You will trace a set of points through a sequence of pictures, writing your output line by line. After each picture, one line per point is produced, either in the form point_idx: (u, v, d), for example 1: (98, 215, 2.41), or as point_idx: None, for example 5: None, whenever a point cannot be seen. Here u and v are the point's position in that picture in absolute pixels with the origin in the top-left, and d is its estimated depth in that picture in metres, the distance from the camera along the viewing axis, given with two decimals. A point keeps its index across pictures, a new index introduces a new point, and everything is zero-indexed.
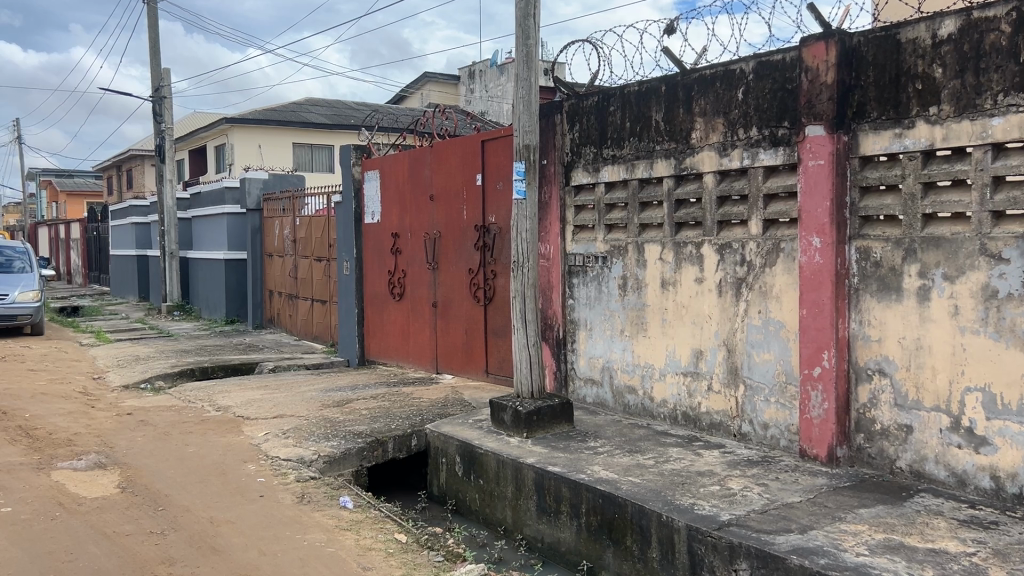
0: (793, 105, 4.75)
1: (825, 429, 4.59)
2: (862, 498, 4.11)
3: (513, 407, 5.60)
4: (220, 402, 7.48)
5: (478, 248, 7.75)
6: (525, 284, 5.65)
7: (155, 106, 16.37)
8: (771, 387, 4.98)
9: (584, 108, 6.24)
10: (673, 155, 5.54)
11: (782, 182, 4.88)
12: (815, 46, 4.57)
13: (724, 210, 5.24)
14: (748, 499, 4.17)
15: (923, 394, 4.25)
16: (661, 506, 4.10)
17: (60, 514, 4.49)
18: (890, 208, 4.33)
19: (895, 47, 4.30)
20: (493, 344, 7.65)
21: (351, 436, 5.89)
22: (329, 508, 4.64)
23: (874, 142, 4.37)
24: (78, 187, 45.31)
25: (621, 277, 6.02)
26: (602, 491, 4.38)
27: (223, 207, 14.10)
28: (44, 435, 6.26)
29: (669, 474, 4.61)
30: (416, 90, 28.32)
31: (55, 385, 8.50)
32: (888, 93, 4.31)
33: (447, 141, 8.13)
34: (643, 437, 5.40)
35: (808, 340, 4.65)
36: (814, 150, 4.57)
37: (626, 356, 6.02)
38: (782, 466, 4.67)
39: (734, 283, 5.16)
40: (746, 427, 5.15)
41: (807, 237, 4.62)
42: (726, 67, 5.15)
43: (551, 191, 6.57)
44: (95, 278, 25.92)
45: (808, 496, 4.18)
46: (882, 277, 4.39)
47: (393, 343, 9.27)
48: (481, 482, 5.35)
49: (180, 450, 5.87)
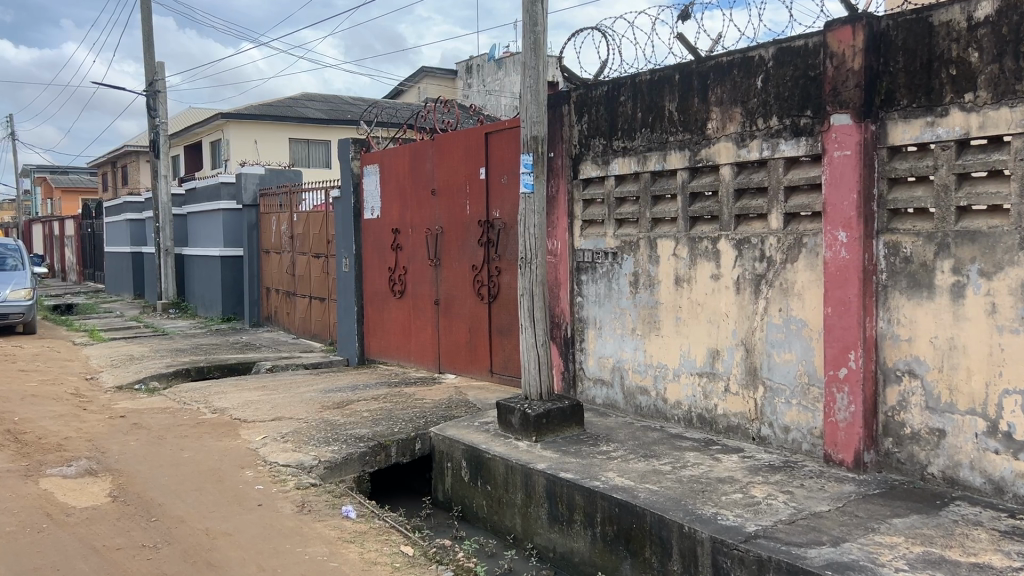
0: (817, 93, 4.52)
1: (852, 433, 4.38)
2: (896, 507, 3.89)
3: (522, 410, 5.37)
4: (216, 403, 7.24)
5: (482, 244, 7.51)
6: (534, 281, 5.41)
7: (148, 100, 16.09)
8: (793, 388, 4.77)
9: (592, 98, 6.02)
10: (688, 147, 5.31)
11: (804, 174, 4.65)
12: (841, 30, 4.35)
13: (742, 204, 5.01)
14: (774, 509, 3.95)
15: (957, 397, 4.04)
16: (683, 516, 3.88)
17: (48, 526, 4.26)
18: (921, 200, 4.11)
19: (927, 31, 4.07)
20: (498, 342, 7.43)
21: (354, 440, 5.66)
22: (330, 519, 4.41)
23: (904, 132, 4.15)
24: (72, 184, 44.94)
25: (632, 274, 5.80)
26: (619, 499, 4.16)
27: (219, 203, 13.79)
28: (33, 440, 6.03)
29: (688, 481, 4.39)
30: (413, 84, 28.02)
31: (46, 386, 8.26)
32: (919, 79, 4.09)
33: (448, 134, 7.90)
34: (658, 440, 5.19)
35: (834, 340, 4.43)
36: (840, 140, 4.35)
37: (636, 355, 5.81)
38: (806, 471, 4.46)
39: (753, 279, 4.94)
40: (766, 431, 4.94)
41: (832, 231, 4.40)
42: (744, 54, 4.93)
43: (559, 184, 6.36)
44: (89, 275, 25.66)
45: (838, 505, 3.96)
46: (913, 273, 4.17)
47: (394, 342, 9.05)
48: (489, 488, 5.13)
49: (174, 455, 5.64)
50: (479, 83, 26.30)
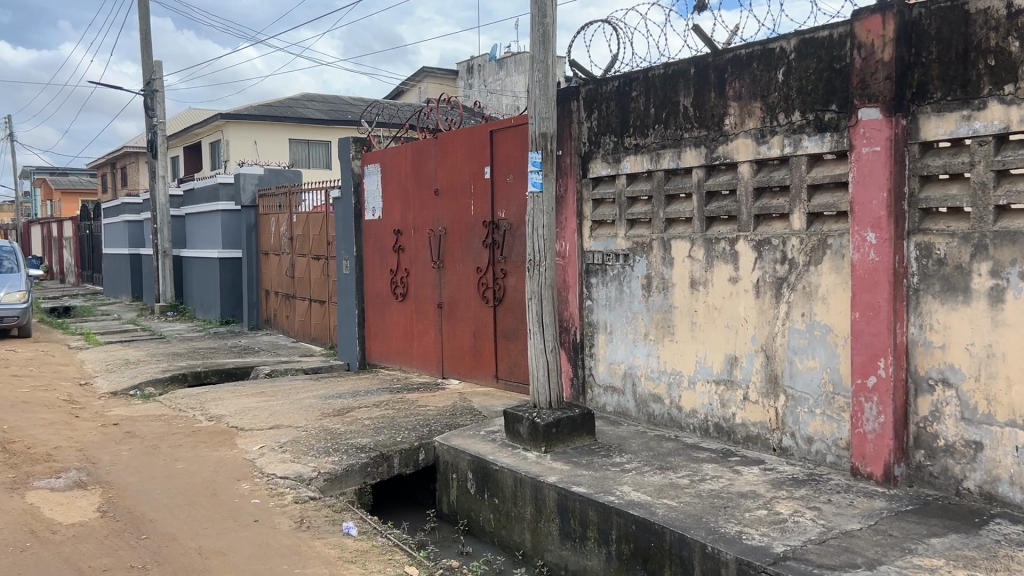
0: (843, 86, 4.29)
1: (881, 446, 4.15)
2: (932, 525, 3.66)
3: (529, 419, 5.14)
4: (212, 410, 7.01)
5: (487, 245, 7.28)
6: (542, 284, 5.16)
7: (146, 100, 15.85)
8: (816, 398, 4.53)
9: (603, 93, 5.78)
10: (704, 144, 5.07)
11: (829, 172, 4.42)
12: (870, 19, 4.12)
13: (762, 203, 4.77)
14: (801, 527, 3.71)
15: (995, 407, 3.80)
16: (705, 535, 3.64)
17: (31, 545, 4.02)
18: (956, 199, 3.88)
19: (963, 19, 3.83)
20: (504, 346, 7.18)
21: (354, 450, 5.41)
22: (330, 536, 4.17)
23: (938, 126, 3.91)
24: (74, 186, 44.79)
25: (645, 277, 5.56)
26: (635, 516, 3.92)
27: (217, 204, 13.55)
28: (22, 450, 5.78)
29: (708, 497, 4.15)
30: (412, 84, 27.78)
31: (39, 392, 8.02)
32: (954, 70, 3.86)
33: (451, 133, 7.67)
34: (673, 451, 4.96)
35: (862, 347, 4.20)
36: (868, 136, 4.12)
37: (650, 361, 5.57)
38: (833, 486, 4.23)
39: (774, 283, 4.70)
40: (787, 441, 4.71)
41: (860, 231, 4.17)
42: (764, 46, 4.70)
43: (568, 183, 6.13)
44: (87, 277, 25.44)
45: (870, 523, 3.72)
46: (947, 276, 3.94)
47: (396, 345, 8.81)
48: (496, 501, 4.89)
49: (168, 466, 5.40)
50: (479, 83, 26.10)
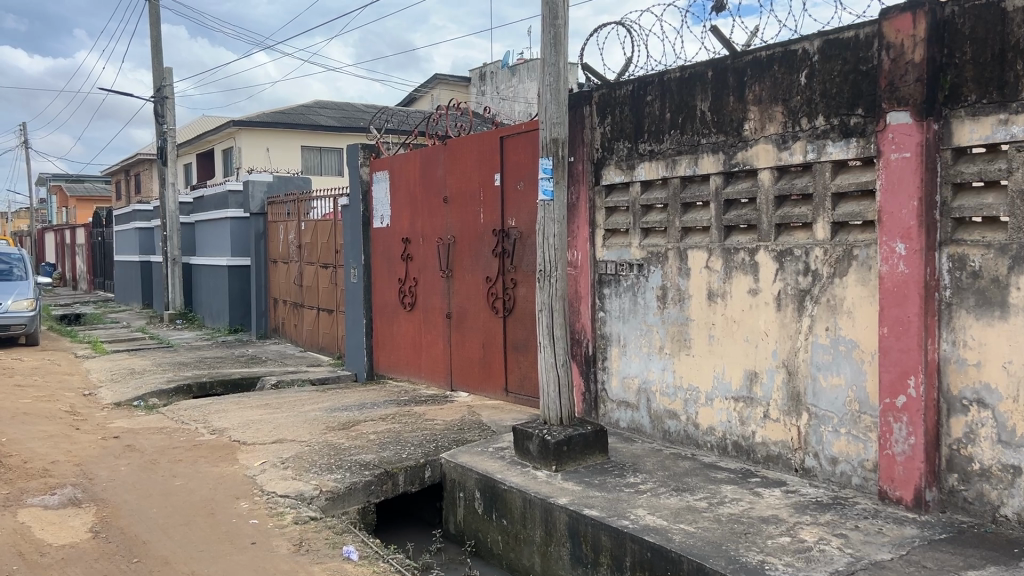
0: (870, 89, 4.08)
1: (911, 468, 3.92)
2: (969, 556, 3.42)
3: (540, 436, 4.94)
4: (215, 423, 6.85)
5: (496, 254, 7.09)
6: (553, 295, 4.96)
7: (156, 107, 15.80)
8: (841, 417, 4.31)
9: (616, 98, 5.59)
10: (722, 150, 4.86)
11: (856, 179, 4.20)
12: (899, 18, 3.91)
13: (783, 212, 4.56)
14: (828, 556, 3.49)
15: None
16: (725, 564, 3.42)
17: (18, 569, 3.85)
18: (992, 208, 3.66)
19: (999, 18, 3.62)
20: (514, 358, 6.98)
21: (357, 467, 5.22)
22: (329, 561, 3.98)
23: (972, 131, 3.69)
24: (88, 194, 45.07)
25: (660, 288, 5.36)
26: (651, 543, 3.70)
27: (226, 211, 13.44)
28: (18, 465, 5.63)
29: (727, 522, 3.93)
30: (425, 91, 27.63)
31: (40, 403, 7.87)
32: (990, 71, 3.64)
33: (461, 140, 7.50)
34: (689, 471, 4.74)
35: (890, 364, 3.97)
36: (898, 141, 3.90)
37: (665, 376, 5.36)
38: (859, 511, 3.99)
39: (797, 295, 4.48)
40: (810, 462, 4.48)
41: (888, 242, 3.95)
42: (786, 47, 4.49)
43: (580, 191, 5.94)
44: (100, 285, 25.44)
45: (901, 553, 3.49)
46: (982, 289, 3.71)
47: (404, 356, 8.62)
48: (505, 523, 4.69)
49: (166, 483, 5.23)
50: (492, 90, 25.94)
